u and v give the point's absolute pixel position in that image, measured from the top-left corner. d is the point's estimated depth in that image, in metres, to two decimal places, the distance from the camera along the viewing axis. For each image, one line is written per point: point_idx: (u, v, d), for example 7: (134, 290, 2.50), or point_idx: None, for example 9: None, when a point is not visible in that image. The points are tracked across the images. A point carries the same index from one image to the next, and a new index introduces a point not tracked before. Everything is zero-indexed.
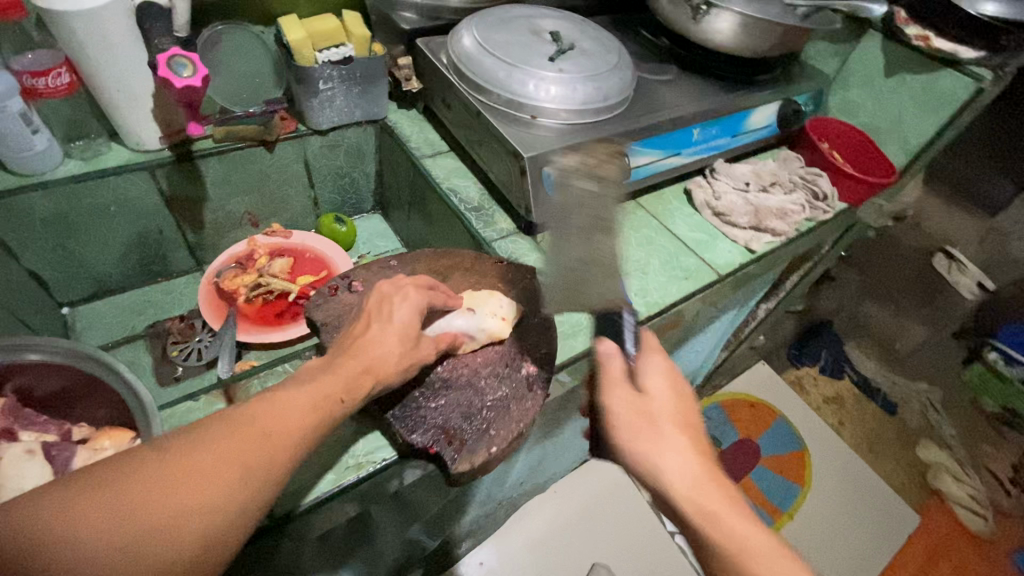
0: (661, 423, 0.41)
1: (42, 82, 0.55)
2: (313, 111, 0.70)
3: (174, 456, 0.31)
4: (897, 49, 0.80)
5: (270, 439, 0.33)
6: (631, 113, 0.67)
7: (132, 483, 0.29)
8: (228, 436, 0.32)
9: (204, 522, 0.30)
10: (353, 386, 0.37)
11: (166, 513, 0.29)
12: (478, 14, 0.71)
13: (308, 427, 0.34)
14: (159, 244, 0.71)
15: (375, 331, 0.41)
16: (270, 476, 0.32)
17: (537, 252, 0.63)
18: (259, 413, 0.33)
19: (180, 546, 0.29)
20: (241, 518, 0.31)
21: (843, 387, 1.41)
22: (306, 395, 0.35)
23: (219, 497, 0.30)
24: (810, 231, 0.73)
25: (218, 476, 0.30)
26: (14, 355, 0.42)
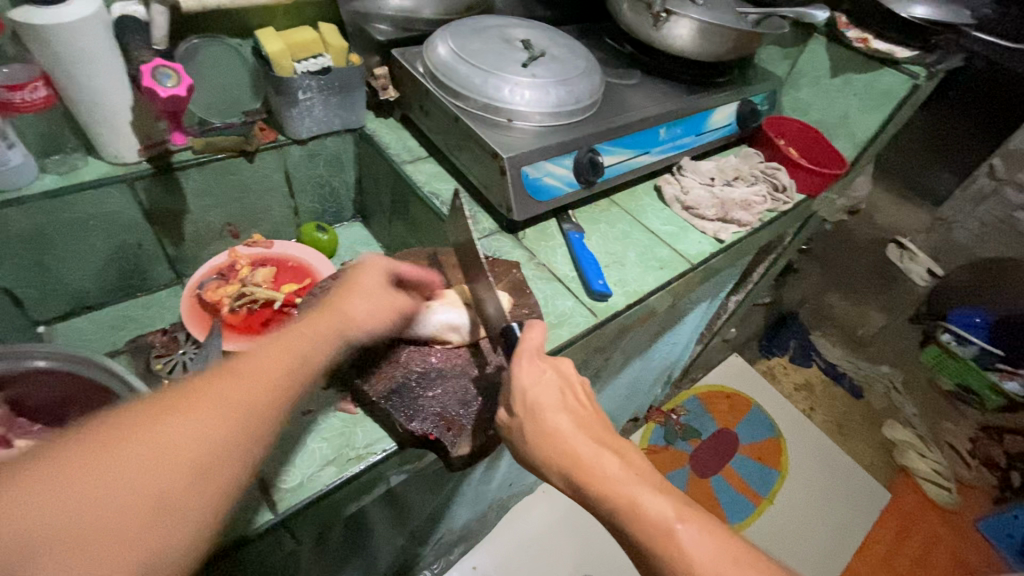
0: (527, 424, 0.43)
1: (19, 96, 0.54)
2: (293, 122, 0.71)
3: (164, 406, 0.33)
4: (840, 51, 0.87)
5: (256, 381, 0.37)
6: (601, 115, 0.70)
7: (146, 429, 0.32)
8: (216, 381, 0.36)
9: (204, 454, 0.32)
10: (324, 339, 0.43)
11: (168, 447, 0.32)
12: (451, 25, 0.74)
13: (287, 373, 0.39)
14: (139, 258, 0.71)
15: (347, 293, 0.48)
16: (260, 413, 0.36)
17: (519, 250, 0.66)
18: (249, 365, 0.38)
19: (184, 477, 0.31)
20: (238, 451, 0.34)
21: (812, 374, 1.51)
22: (288, 347, 0.41)
23: (215, 431, 0.33)
24: (774, 221, 0.78)
25: (211, 415, 0.34)
26: (19, 363, 0.47)
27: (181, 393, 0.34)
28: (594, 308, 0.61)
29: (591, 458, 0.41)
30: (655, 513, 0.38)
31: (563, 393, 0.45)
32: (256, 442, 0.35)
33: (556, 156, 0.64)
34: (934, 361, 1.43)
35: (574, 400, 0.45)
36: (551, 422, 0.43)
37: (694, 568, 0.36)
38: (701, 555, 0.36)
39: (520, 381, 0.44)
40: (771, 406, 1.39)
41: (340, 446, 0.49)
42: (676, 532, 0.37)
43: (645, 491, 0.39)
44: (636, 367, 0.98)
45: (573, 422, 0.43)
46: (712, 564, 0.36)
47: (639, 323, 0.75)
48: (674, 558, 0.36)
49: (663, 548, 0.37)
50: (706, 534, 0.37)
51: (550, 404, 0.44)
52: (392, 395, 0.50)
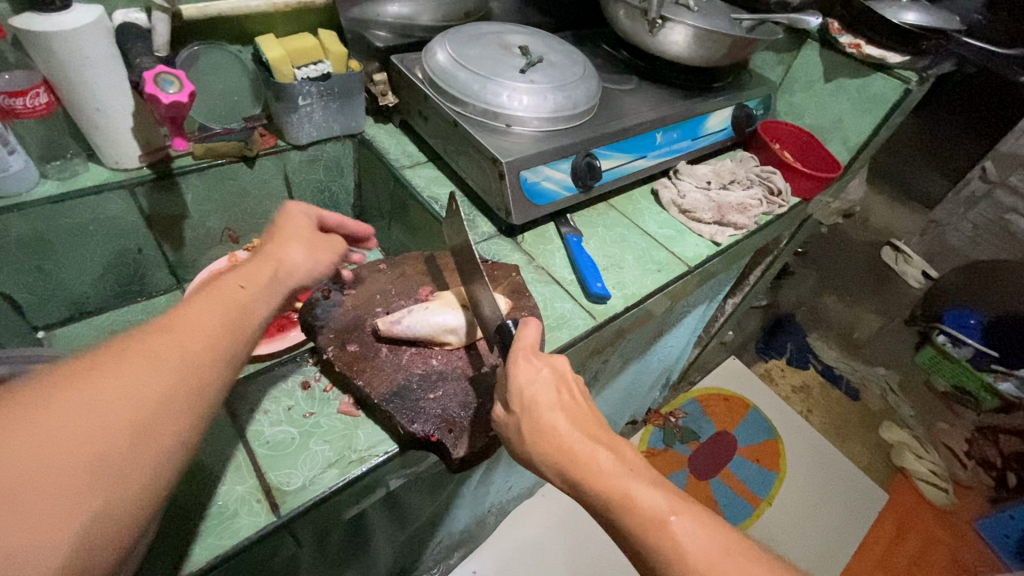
0: (522, 421, 0.43)
1: (20, 102, 0.54)
2: (292, 127, 0.71)
3: (80, 366, 0.30)
4: (833, 57, 0.88)
5: (189, 333, 0.33)
6: (598, 120, 0.71)
7: (77, 383, 0.28)
8: (141, 336, 0.32)
9: (131, 411, 0.29)
10: (265, 291, 0.40)
11: (84, 406, 0.28)
12: (449, 31, 0.75)
13: (225, 325, 0.35)
14: (139, 264, 0.71)
15: (278, 242, 0.45)
16: (197, 364, 0.32)
17: (519, 253, 0.67)
18: (189, 314, 0.35)
19: (106, 437, 0.28)
20: (171, 407, 0.30)
21: (810, 376, 1.50)
22: (229, 293, 0.38)
23: (141, 386, 0.30)
24: (769, 223, 0.79)
25: (135, 370, 0.30)
26: (23, 366, 0.48)
27: (97, 353, 0.31)
28: (593, 310, 0.62)
29: (586, 452, 0.41)
30: (648, 505, 0.38)
31: (558, 390, 0.45)
32: (195, 397, 0.32)
33: (553, 161, 0.65)
34: (931, 363, 1.45)
35: (569, 397, 0.45)
36: (546, 419, 0.43)
37: (686, 559, 0.36)
38: (694, 546, 0.36)
39: (516, 378, 0.45)
40: (769, 408, 1.40)
41: (341, 448, 0.49)
42: (669, 523, 0.37)
43: (639, 484, 0.39)
44: (634, 369, 0.98)
45: (568, 419, 0.43)
46: (704, 554, 0.36)
47: (638, 325, 0.76)
48: (666, 549, 0.36)
49: (658, 541, 0.37)
50: (699, 526, 0.37)
51: (546, 401, 0.44)
52: (394, 398, 0.51)
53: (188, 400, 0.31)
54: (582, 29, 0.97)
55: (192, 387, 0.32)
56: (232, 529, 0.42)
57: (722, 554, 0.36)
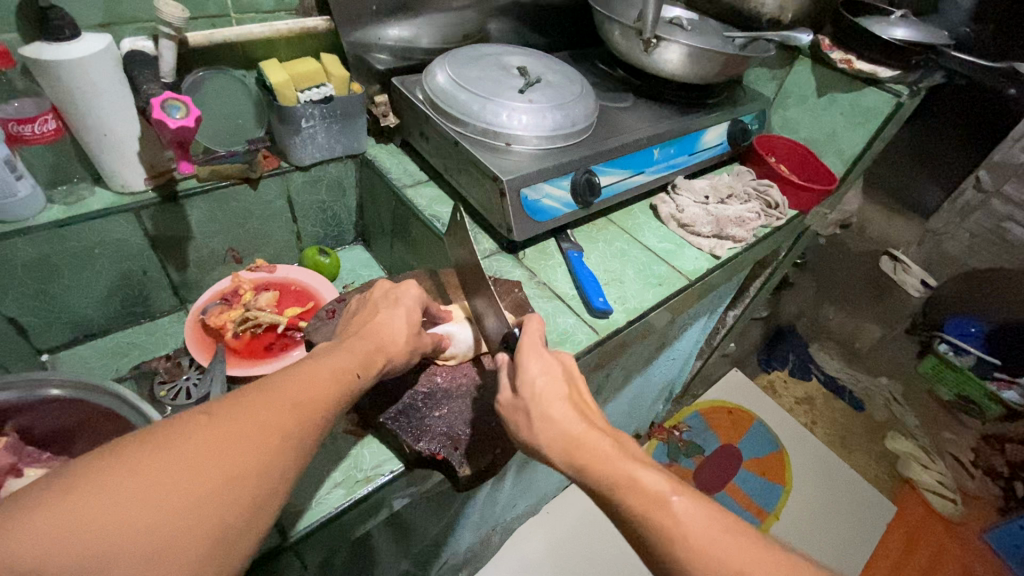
0: (531, 408, 0.44)
1: (28, 129, 0.56)
2: (296, 149, 0.72)
3: (193, 426, 0.31)
4: (825, 72, 0.89)
5: (303, 407, 0.35)
6: (597, 137, 0.72)
7: (186, 445, 0.30)
8: (266, 403, 0.34)
9: (251, 483, 0.31)
10: (364, 364, 0.42)
11: (218, 477, 0.30)
12: (450, 53, 0.77)
13: (330, 400, 0.37)
14: (144, 285, 0.71)
15: (384, 314, 0.48)
16: (305, 442, 0.34)
17: (521, 269, 0.67)
18: (289, 383, 0.36)
19: (229, 509, 0.30)
20: (279, 482, 0.33)
21: (812, 387, 1.48)
22: (326, 366, 0.39)
23: (260, 462, 0.32)
24: (767, 236, 0.80)
25: (259, 443, 0.32)
26: (37, 390, 0.48)
27: (230, 416, 0.32)
28: (595, 325, 0.62)
29: (589, 438, 0.42)
30: (651, 487, 0.38)
31: (568, 387, 0.46)
32: (298, 473, 0.34)
33: (554, 178, 0.66)
34: (934, 372, 1.44)
35: (577, 394, 0.46)
36: (553, 410, 0.44)
37: (689, 540, 0.35)
38: (693, 525, 0.36)
39: (528, 368, 0.46)
40: (773, 420, 1.39)
41: (348, 468, 0.49)
42: (671, 502, 0.37)
43: (644, 468, 0.39)
44: (637, 383, 0.98)
45: (574, 410, 0.44)
46: (706, 536, 0.35)
47: (640, 339, 0.76)
48: (667, 526, 0.36)
49: (660, 520, 0.36)
50: (703, 506, 0.37)
51: (554, 392, 0.45)
52: (399, 416, 0.51)
53: (292, 478, 0.34)
54: (579, 48, 0.99)
55: (298, 464, 0.34)
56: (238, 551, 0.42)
57: (723, 534, 0.36)
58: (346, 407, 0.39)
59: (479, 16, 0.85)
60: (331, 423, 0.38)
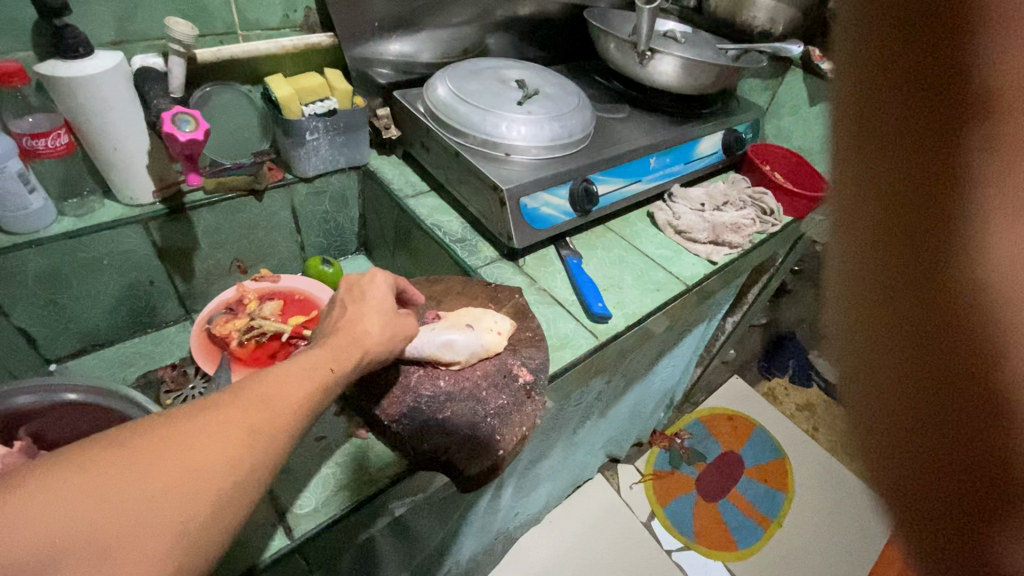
0: None
1: (42, 143, 0.57)
2: (300, 161, 0.74)
3: (151, 424, 0.30)
4: (816, 82, 0.91)
5: (273, 402, 0.34)
6: (594, 147, 0.74)
7: (142, 442, 0.29)
8: (234, 401, 0.33)
9: (220, 477, 0.30)
10: (337, 359, 0.41)
11: (177, 470, 0.29)
12: (450, 67, 0.79)
13: (303, 395, 0.36)
14: (150, 295, 0.73)
15: (352, 310, 0.47)
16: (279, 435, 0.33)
17: (521, 275, 0.69)
18: (259, 381, 0.35)
19: (198, 503, 0.29)
20: (250, 473, 0.31)
21: (813, 395, 1.48)
22: (298, 364, 0.38)
23: (225, 454, 0.30)
24: (764, 242, 0.81)
25: (228, 437, 0.31)
26: (55, 395, 0.50)
27: (193, 413, 0.32)
28: (595, 329, 0.63)
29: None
30: None
31: None
32: (272, 468, 0.33)
33: (552, 187, 0.67)
34: None
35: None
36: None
37: None
38: None
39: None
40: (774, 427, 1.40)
41: (354, 470, 0.50)
42: None
43: None
44: (638, 390, 0.99)
45: None
46: None
47: (639, 345, 0.77)
48: None
49: None
50: None
51: None
52: (405, 420, 0.52)
53: (269, 472, 0.32)
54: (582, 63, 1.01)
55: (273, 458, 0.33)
56: (250, 549, 0.43)
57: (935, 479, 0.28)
58: (322, 404, 0.38)
59: (478, 31, 0.87)
60: (307, 421, 0.37)
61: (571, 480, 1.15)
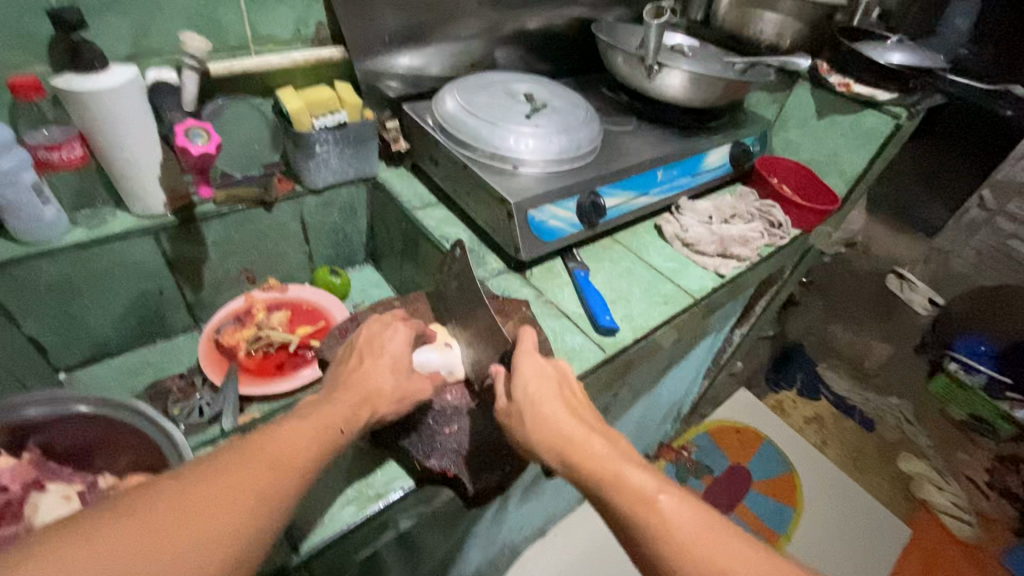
0: (524, 409, 0.47)
1: (57, 155, 0.59)
2: (310, 173, 0.75)
3: (169, 485, 0.32)
4: (824, 96, 0.92)
5: (281, 466, 0.36)
6: (601, 160, 0.74)
7: (160, 504, 0.31)
8: (243, 465, 0.35)
9: (223, 547, 0.31)
10: (349, 420, 0.43)
11: (191, 537, 0.30)
12: (458, 81, 0.80)
13: (310, 459, 0.38)
14: (159, 305, 0.73)
15: (367, 364, 0.49)
16: (285, 500, 0.35)
17: (528, 288, 0.69)
18: (269, 441, 0.37)
19: (202, 574, 0.30)
20: (255, 541, 0.33)
21: (822, 407, 1.42)
22: (308, 426, 0.40)
23: (236, 522, 0.32)
24: (770, 255, 0.81)
25: (236, 505, 0.33)
26: (65, 408, 0.50)
27: (209, 475, 0.33)
28: (603, 342, 0.63)
29: (580, 436, 0.44)
30: (638, 486, 0.40)
31: (560, 387, 0.49)
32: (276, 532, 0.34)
33: (560, 200, 0.67)
34: (944, 392, 1.41)
35: (569, 393, 0.49)
36: (546, 410, 0.46)
37: (671, 532, 0.37)
38: (679, 522, 0.37)
39: (523, 372, 0.48)
40: (781, 438, 1.35)
41: (360, 484, 0.50)
42: (658, 502, 0.38)
43: (632, 467, 0.41)
44: (645, 401, 0.98)
45: (567, 410, 0.47)
46: (690, 533, 0.37)
47: (646, 358, 0.77)
48: (653, 524, 0.37)
49: (643, 516, 0.38)
50: (688, 504, 0.38)
51: (548, 396, 0.47)
52: (412, 433, 0.52)
53: (266, 542, 0.34)
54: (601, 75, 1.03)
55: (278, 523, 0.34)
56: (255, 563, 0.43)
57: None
58: (325, 467, 0.40)
59: (486, 44, 0.88)
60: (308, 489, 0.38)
61: (577, 492, 1.13)
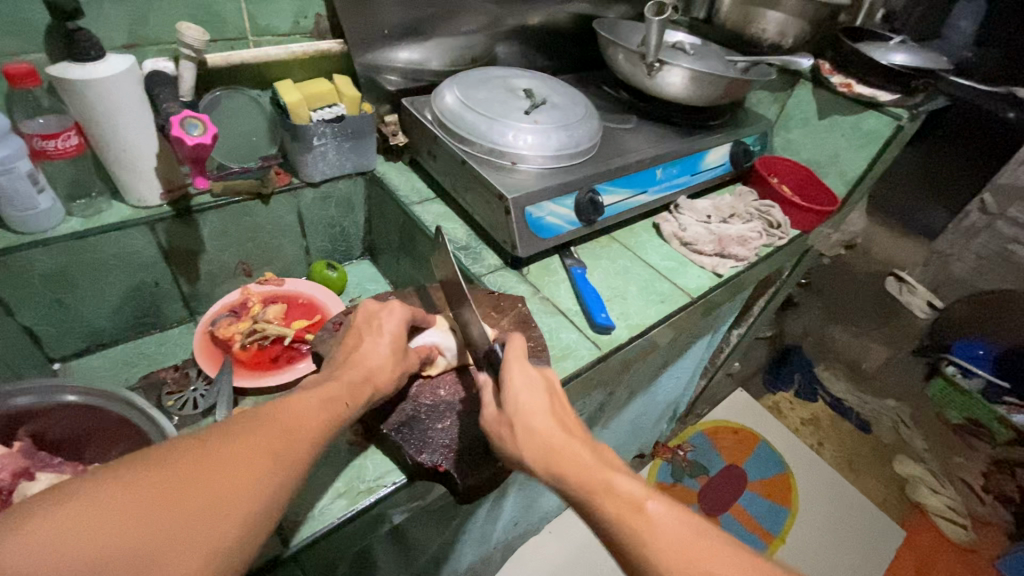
0: (514, 422, 0.45)
1: (52, 144, 0.58)
2: (307, 166, 0.74)
3: (184, 447, 0.32)
4: (826, 96, 0.91)
5: (292, 431, 0.36)
6: (600, 157, 0.74)
7: (177, 464, 0.31)
8: (257, 427, 0.35)
9: (247, 502, 0.31)
10: (355, 394, 0.44)
11: (211, 496, 0.30)
12: (458, 75, 0.80)
13: (322, 424, 0.39)
14: (155, 297, 0.73)
15: (369, 343, 0.49)
16: (302, 459, 0.36)
17: (525, 284, 0.68)
18: (280, 410, 0.37)
19: (222, 530, 0.30)
20: (275, 499, 0.33)
21: (819, 408, 1.46)
22: (316, 396, 0.40)
23: (255, 481, 0.32)
24: (769, 255, 0.80)
25: (255, 463, 0.33)
26: (54, 397, 0.50)
27: (222, 438, 0.33)
28: (598, 340, 0.63)
29: (569, 450, 0.43)
30: (627, 493, 0.40)
31: (550, 398, 0.47)
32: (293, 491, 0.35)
33: (557, 197, 0.67)
34: (941, 395, 1.45)
35: (559, 405, 0.47)
36: (535, 422, 0.44)
37: (662, 540, 0.37)
38: (670, 529, 0.38)
39: (512, 382, 0.46)
40: (781, 440, 1.37)
41: (351, 478, 0.50)
42: (647, 508, 0.39)
43: (620, 477, 0.41)
44: (640, 401, 0.98)
45: (553, 420, 0.45)
46: (680, 539, 0.37)
47: (642, 357, 0.76)
48: (644, 534, 0.38)
49: (634, 524, 0.38)
50: (676, 511, 0.39)
51: (537, 404, 0.45)
52: (402, 428, 0.51)
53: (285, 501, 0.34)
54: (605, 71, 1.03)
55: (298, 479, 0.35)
56: None
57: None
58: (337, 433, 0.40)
59: (486, 40, 0.88)
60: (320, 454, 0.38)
61: None
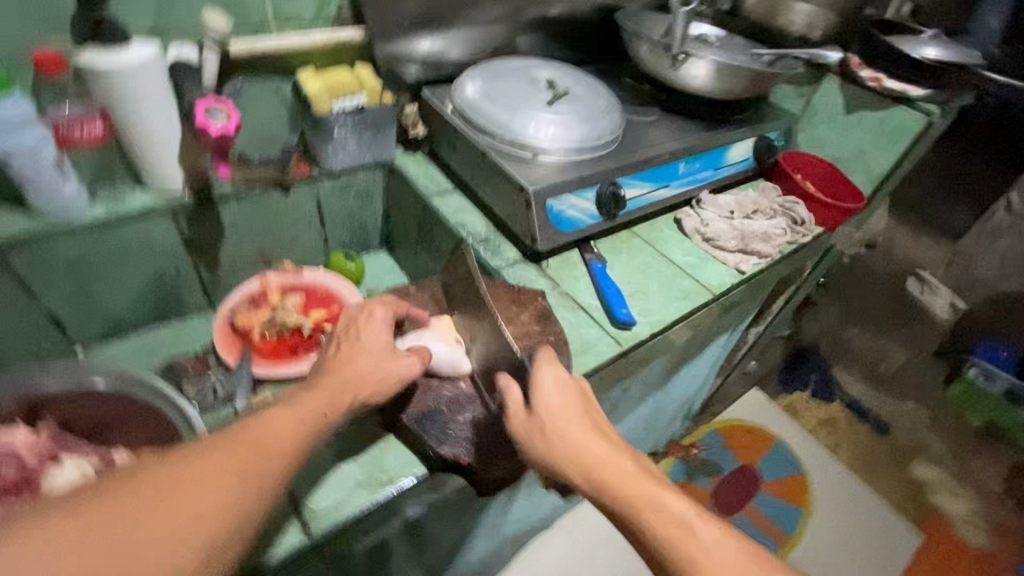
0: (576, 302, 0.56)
1: (77, 132, 0.58)
2: (327, 155, 0.74)
3: (144, 469, 0.32)
4: (855, 91, 0.89)
5: (263, 449, 0.36)
6: (622, 150, 0.73)
7: (138, 487, 0.31)
8: (220, 450, 0.35)
9: (211, 519, 0.31)
10: (333, 401, 0.43)
11: (173, 519, 0.30)
12: (480, 65, 0.79)
13: (295, 438, 0.38)
14: (175, 284, 0.73)
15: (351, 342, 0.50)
16: (273, 483, 0.35)
17: (545, 278, 0.68)
18: (249, 428, 0.37)
19: (189, 549, 0.30)
20: (245, 516, 0.33)
21: (835, 409, 1.43)
22: (291, 411, 0.40)
23: (224, 499, 0.32)
24: (794, 253, 0.78)
25: (222, 484, 0.33)
26: (86, 380, 0.51)
27: (189, 458, 0.33)
28: (619, 336, 0.62)
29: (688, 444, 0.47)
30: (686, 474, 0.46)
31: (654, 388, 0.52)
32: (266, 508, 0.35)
33: (579, 190, 0.66)
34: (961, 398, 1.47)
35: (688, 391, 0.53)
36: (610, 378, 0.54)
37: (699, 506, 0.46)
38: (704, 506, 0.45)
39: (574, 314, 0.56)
40: (796, 442, 1.33)
41: (372, 468, 0.51)
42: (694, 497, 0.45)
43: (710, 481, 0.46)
44: (656, 398, 0.97)
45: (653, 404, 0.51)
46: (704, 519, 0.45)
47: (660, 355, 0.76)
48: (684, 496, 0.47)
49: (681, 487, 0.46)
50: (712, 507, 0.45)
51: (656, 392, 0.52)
52: (425, 419, 0.53)
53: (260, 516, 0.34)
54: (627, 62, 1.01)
55: (266, 506, 0.34)
56: (266, 542, 0.44)
57: None
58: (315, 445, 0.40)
59: (507, 29, 0.87)
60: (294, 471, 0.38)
61: None
